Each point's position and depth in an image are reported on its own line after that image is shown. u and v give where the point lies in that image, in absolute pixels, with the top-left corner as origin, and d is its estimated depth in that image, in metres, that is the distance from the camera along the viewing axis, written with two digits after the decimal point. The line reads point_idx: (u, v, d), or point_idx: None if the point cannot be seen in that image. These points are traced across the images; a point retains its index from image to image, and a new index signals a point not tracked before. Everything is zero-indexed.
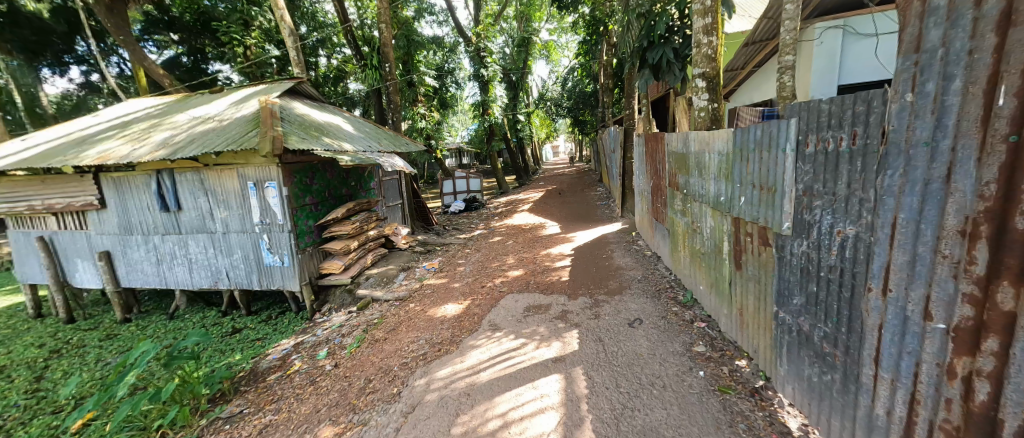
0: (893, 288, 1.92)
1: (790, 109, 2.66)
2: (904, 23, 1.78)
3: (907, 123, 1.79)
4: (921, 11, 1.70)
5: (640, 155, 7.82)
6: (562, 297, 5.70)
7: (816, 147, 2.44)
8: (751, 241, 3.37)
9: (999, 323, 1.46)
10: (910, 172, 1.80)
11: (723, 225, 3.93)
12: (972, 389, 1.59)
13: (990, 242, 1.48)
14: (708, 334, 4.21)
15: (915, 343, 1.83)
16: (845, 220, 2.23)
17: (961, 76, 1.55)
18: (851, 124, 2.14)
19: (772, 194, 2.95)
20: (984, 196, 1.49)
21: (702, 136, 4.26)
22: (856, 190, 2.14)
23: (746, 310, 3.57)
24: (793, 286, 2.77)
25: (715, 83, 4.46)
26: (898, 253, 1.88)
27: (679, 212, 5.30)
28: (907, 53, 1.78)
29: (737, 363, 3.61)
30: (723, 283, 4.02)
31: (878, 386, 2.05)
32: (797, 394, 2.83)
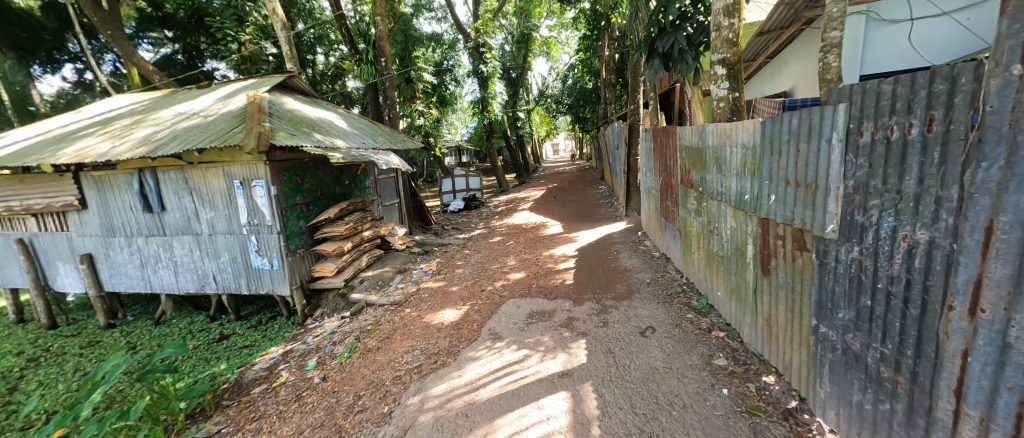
0: (986, 308, 1.56)
1: (838, 92, 2.30)
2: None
3: (1013, 103, 1.43)
4: None
5: (647, 150, 7.44)
6: (566, 302, 5.33)
7: (874, 136, 2.07)
8: (782, 245, 3.02)
9: None
10: (1016, 164, 1.44)
11: (747, 227, 3.57)
12: None
13: None
14: (728, 345, 3.85)
15: (1019, 377, 1.47)
16: (913, 224, 1.87)
17: None
18: (926, 108, 1.78)
19: (812, 191, 2.60)
20: None
21: (722, 129, 3.90)
22: (933, 187, 1.77)
23: (775, 320, 3.22)
24: (838, 298, 2.41)
25: (737, 70, 4.10)
26: (994, 265, 1.52)
27: (693, 211, 4.95)
28: (1015, 14, 1.42)
29: (765, 380, 3.25)
30: (746, 290, 3.67)
31: (960, 425, 1.70)
32: (841, 421, 2.49)
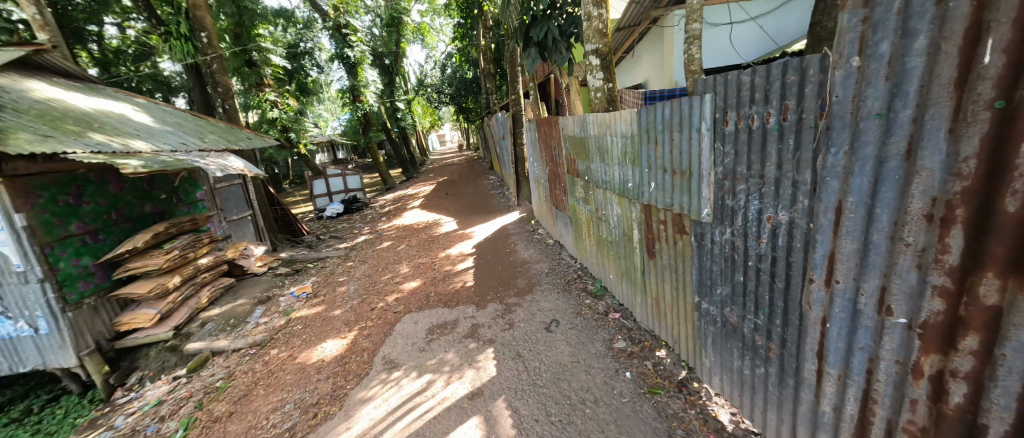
0: (840, 280, 1.66)
1: (704, 83, 2.38)
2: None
3: (855, 92, 1.47)
4: None
5: (531, 141, 7.48)
6: (469, 308, 4.97)
7: (738, 125, 2.19)
8: (665, 229, 3.19)
9: (979, 320, 1.21)
10: (859, 149, 1.50)
11: (632, 213, 3.72)
12: (943, 390, 1.35)
13: (968, 227, 1.20)
14: (624, 325, 4.03)
15: (869, 339, 1.58)
16: (775, 206, 2.02)
17: (927, 32, 1.24)
18: (781, 97, 1.88)
19: (687, 178, 2.74)
20: (964, 173, 1.19)
21: (602, 119, 3.97)
22: (789, 171, 1.91)
23: (663, 299, 3.42)
24: (716, 276, 2.60)
25: (608, 60, 4.20)
26: (845, 242, 1.61)
27: (581, 199, 5.08)
28: (853, 7, 1.43)
29: (659, 355, 3.46)
30: (635, 271, 3.86)
31: (823, 383, 1.85)
32: (724, 385, 2.70)
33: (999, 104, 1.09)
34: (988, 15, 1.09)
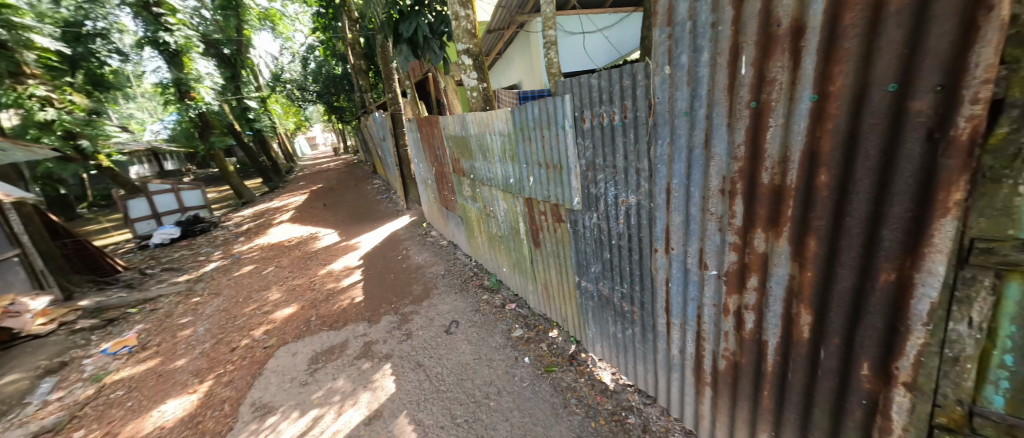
0: (674, 246, 1.96)
1: (564, 84, 2.61)
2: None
3: (668, 95, 1.71)
4: None
5: (414, 141, 7.22)
6: (359, 326, 4.58)
7: (593, 122, 2.45)
8: (546, 219, 3.43)
9: (757, 262, 1.55)
10: (675, 140, 1.77)
11: (516, 207, 3.91)
12: (741, 320, 1.70)
13: (744, 195, 1.52)
14: (521, 314, 4.24)
15: (696, 290, 1.90)
16: (626, 190, 2.34)
17: (708, 48, 1.49)
18: (620, 98, 2.15)
19: (559, 171, 2.99)
20: (738, 156, 1.49)
21: (480, 118, 4.04)
22: (632, 160, 2.22)
23: (550, 284, 3.70)
24: (589, 256, 2.91)
25: (480, 61, 4.30)
26: (674, 215, 1.91)
27: (469, 197, 5.11)
28: (660, 25, 1.63)
29: (551, 335, 3.74)
30: (525, 262, 4.09)
31: (671, 333, 2.16)
32: (605, 350, 3.05)
33: (753, 104, 1.38)
34: (742, 38, 1.35)
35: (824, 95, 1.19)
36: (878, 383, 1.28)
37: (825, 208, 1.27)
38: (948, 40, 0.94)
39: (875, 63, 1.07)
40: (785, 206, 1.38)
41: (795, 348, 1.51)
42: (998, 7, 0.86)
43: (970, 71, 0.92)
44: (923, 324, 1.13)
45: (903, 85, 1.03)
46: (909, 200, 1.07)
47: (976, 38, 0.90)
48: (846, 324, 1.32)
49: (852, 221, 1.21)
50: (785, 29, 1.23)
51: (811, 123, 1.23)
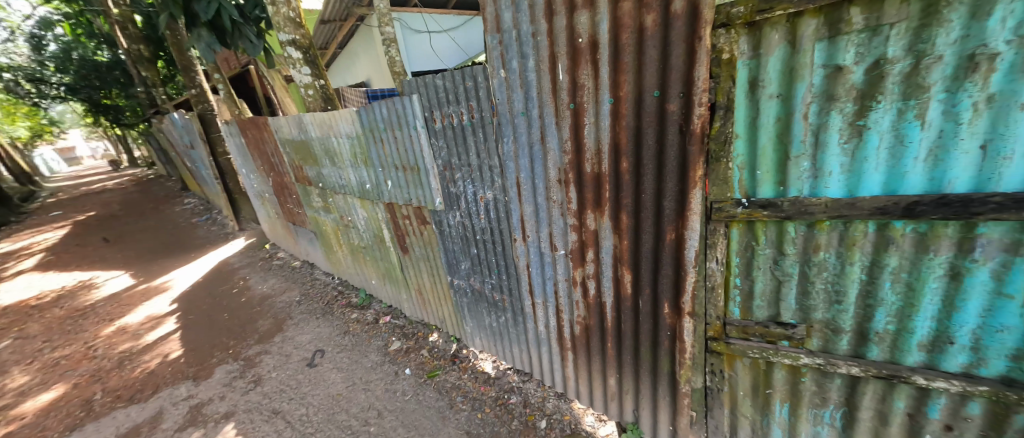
0: (530, 234, 2.10)
1: (408, 83, 2.32)
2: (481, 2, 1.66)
3: (506, 96, 1.82)
4: None
5: (237, 149, 5.96)
6: (182, 387, 3.59)
7: (444, 123, 2.27)
8: (410, 223, 3.17)
9: (591, 238, 1.83)
10: (518, 139, 1.88)
11: (378, 214, 3.57)
12: (586, 289, 1.98)
13: (575, 183, 1.75)
14: (397, 325, 3.96)
15: (551, 270, 2.10)
16: (483, 187, 2.24)
17: (532, 56, 1.64)
18: (466, 99, 2.06)
19: (416, 174, 2.68)
20: (566, 150, 1.71)
21: (321, 119, 3.48)
22: (485, 159, 2.13)
23: (424, 288, 3.50)
24: (458, 254, 2.73)
25: (312, 55, 3.85)
26: (526, 206, 2.03)
27: (322, 209, 4.51)
28: (490, 32, 1.72)
29: (432, 340, 3.60)
30: (395, 271, 3.81)
31: (537, 312, 2.34)
32: (485, 342, 3.02)
33: (572, 106, 1.61)
34: (556, 49, 1.55)
35: (617, 98, 1.47)
36: (675, 316, 1.69)
37: (629, 188, 1.59)
38: (682, 60, 1.29)
39: (645, 74, 1.38)
40: (603, 190, 1.67)
41: (623, 303, 1.85)
42: (704, 37, 1.22)
43: (695, 82, 1.28)
44: (694, 266, 1.54)
45: (662, 92, 1.37)
46: (676, 177, 1.45)
47: (695, 59, 1.26)
48: (652, 277, 1.69)
49: (647, 197, 1.55)
50: (586, 43, 1.47)
51: (612, 121, 1.52)
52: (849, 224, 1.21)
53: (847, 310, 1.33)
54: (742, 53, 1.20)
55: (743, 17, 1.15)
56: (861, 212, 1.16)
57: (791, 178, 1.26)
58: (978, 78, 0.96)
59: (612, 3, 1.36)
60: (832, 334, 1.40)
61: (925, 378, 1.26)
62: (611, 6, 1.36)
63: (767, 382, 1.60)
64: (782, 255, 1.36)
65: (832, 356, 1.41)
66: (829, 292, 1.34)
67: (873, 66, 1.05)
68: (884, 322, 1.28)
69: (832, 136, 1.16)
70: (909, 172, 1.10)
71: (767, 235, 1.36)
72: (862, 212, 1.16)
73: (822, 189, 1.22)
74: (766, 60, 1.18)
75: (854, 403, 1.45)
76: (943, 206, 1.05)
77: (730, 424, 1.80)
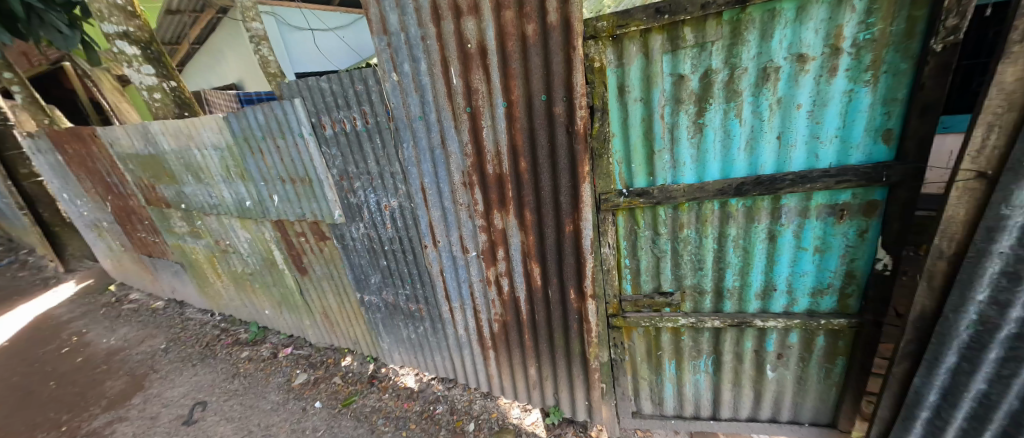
0: (440, 239, 2.06)
1: (287, 85, 2.07)
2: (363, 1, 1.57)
3: (401, 100, 1.75)
4: None
5: (47, 168, 4.54)
6: None
7: (335, 129, 2.09)
8: (306, 241, 2.74)
9: (499, 237, 1.88)
10: (418, 144, 1.83)
11: (265, 234, 2.95)
12: (501, 286, 2.03)
13: (479, 185, 1.79)
14: (300, 356, 3.41)
15: (464, 272, 2.10)
16: (386, 195, 2.13)
17: (424, 60, 1.61)
18: (358, 103, 1.94)
19: (308, 185, 2.39)
20: (467, 153, 1.73)
21: (174, 129, 2.84)
22: (385, 165, 2.03)
23: (330, 310, 3.05)
24: (365, 268, 2.54)
25: (158, 53, 3.12)
26: (433, 211, 1.99)
27: (186, 234, 3.53)
28: (377, 34, 1.64)
29: (345, 364, 3.19)
30: (292, 296, 3.22)
31: (455, 316, 2.31)
32: (404, 357, 2.84)
33: (468, 109, 1.63)
34: (447, 53, 1.55)
35: (510, 102, 1.55)
36: (580, 300, 1.84)
37: (529, 187, 1.68)
38: (562, 66, 1.41)
39: (531, 79, 1.48)
40: (506, 190, 1.74)
41: (535, 295, 1.95)
42: (577, 47, 1.35)
43: (574, 87, 1.42)
44: (590, 253, 1.70)
45: (548, 96, 1.48)
46: (568, 174, 1.58)
47: (573, 66, 1.39)
48: (557, 267, 1.82)
49: (546, 193, 1.66)
50: (475, 49, 1.51)
51: (507, 123, 1.59)
52: (702, 205, 1.47)
53: (707, 274, 1.63)
54: (610, 62, 1.37)
55: (607, 31, 1.31)
56: (709, 193, 1.42)
57: (658, 169, 1.49)
58: (771, 86, 1.25)
59: (495, 11, 1.42)
60: (699, 295, 1.69)
61: (761, 320, 1.61)
62: (495, 14, 1.42)
63: (658, 345, 1.88)
64: (658, 235, 1.60)
65: (701, 314, 1.71)
66: (694, 261, 1.62)
67: (704, 75, 1.30)
68: (732, 280, 1.61)
69: (683, 133, 1.40)
70: (737, 159, 1.38)
71: (645, 219, 1.59)
72: (709, 193, 1.42)
73: (680, 177, 1.47)
74: (628, 69, 1.36)
75: (719, 349, 1.79)
76: (760, 185, 1.35)
77: (633, 388, 2.07)
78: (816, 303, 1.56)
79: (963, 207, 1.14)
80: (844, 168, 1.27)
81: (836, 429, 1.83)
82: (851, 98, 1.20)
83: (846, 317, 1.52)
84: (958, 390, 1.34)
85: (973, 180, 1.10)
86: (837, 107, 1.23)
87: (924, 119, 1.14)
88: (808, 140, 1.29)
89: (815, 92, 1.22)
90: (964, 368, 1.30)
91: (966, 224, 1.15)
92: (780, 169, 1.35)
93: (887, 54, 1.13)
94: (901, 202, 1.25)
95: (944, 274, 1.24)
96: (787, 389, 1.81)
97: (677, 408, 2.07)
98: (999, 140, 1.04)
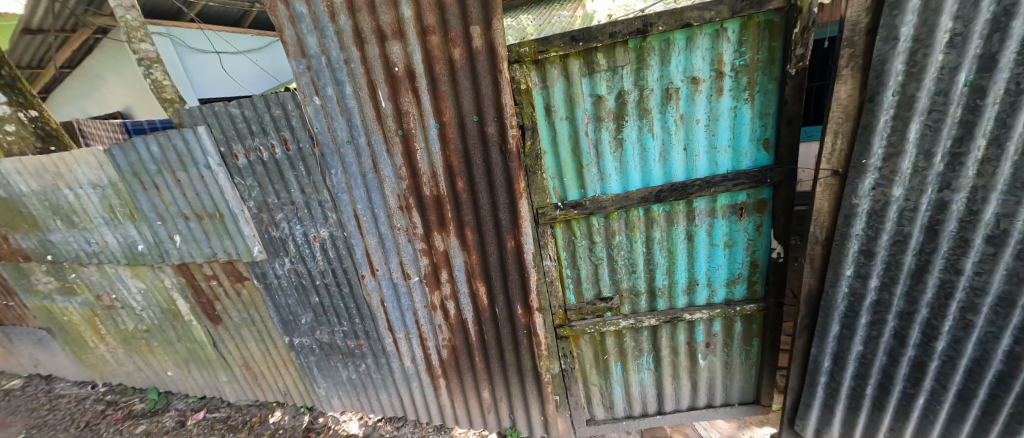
0: (378, 267, 1.96)
1: (188, 112, 1.86)
2: (276, 23, 1.49)
3: (326, 124, 1.67)
4: (288, 14, 1.47)
5: None
6: None
7: (250, 158, 1.91)
8: (219, 284, 2.42)
9: (442, 259, 1.84)
10: (348, 169, 1.75)
11: (165, 281, 2.54)
12: (447, 310, 1.98)
13: (418, 207, 1.74)
14: (216, 420, 2.93)
15: (407, 299, 2.00)
16: (314, 225, 1.98)
17: (348, 83, 1.56)
18: (276, 129, 1.80)
19: (217, 221, 2.13)
20: (401, 176, 1.69)
21: (37, 166, 2.37)
22: (311, 193, 1.90)
23: (253, 360, 2.69)
24: (293, 307, 2.31)
25: (9, 77, 2.61)
26: (369, 238, 1.89)
27: (54, 292, 2.91)
28: (294, 56, 1.55)
29: (274, 421, 2.80)
30: (203, 350, 2.79)
31: (400, 347, 2.18)
32: (345, 401, 2.59)
33: (400, 132, 1.61)
34: (373, 77, 1.52)
35: (442, 124, 1.56)
36: (527, 315, 1.86)
37: (468, 206, 1.69)
38: (490, 89, 1.46)
39: (461, 101, 1.50)
40: (445, 211, 1.72)
41: (483, 314, 1.93)
42: (502, 70, 1.41)
43: (503, 109, 1.47)
44: (533, 266, 1.74)
45: (479, 117, 1.51)
46: (505, 192, 1.62)
47: (500, 88, 1.44)
48: (502, 283, 1.82)
49: (485, 212, 1.68)
50: (402, 72, 1.50)
51: (440, 145, 1.59)
52: (628, 212, 1.60)
53: (640, 276, 1.76)
54: (534, 84, 1.46)
55: (529, 56, 1.39)
56: (634, 201, 1.55)
57: (587, 181, 1.59)
58: (674, 104, 1.42)
59: (420, 35, 1.43)
60: (635, 297, 1.81)
61: (689, 313, 1.77)
62: (420, 38, 1.44)
63: (603, 349, 1.96)
64: (594, 243, 1.70)
65: (638, 314, 1.82)
66: (628, 266, 1.74)
67: (619, 95, 1.44)
68: (662, 279, 1.75)
69: (606, 148, 1.52)
70: (654, 169, 1.54)
71: (580, 229, 1.68)
72: (634, 201, 1.56)
73: (608, 187, 1.59)
74: (552, 90, 1.46)
75: (657, 346, 1.92)
76: (675, 191, 1.51)
77: (584, 395, 2.12)
78: (731, 292, 1.76)
79: (826, 199, 1.39)
80: (738, 173, 1.47)
81: (760, 404, 2.04)
82: (737, 113, 1.41)
83: (755, 302, 1.73)
84: (844, 353, 1.58)
85: (831, 177, 1.35)
86: (727, 121, 1.43)
87: (791, 129, 1.37)
88: (708, 149, 1.48)
89: (709, 108, 1.41)
90: (846, 333, 1.54)
91: (831, 213, 1.39)
92: (689, 176, 1.53)
93: (758, 77, 1.35)
94: (783, 199, 1.49)
95: (821, 256, 1.49)
96: (717, 374, 1.98)
97: (626, 409, 2.15)
98: (844, 144, 1.29)
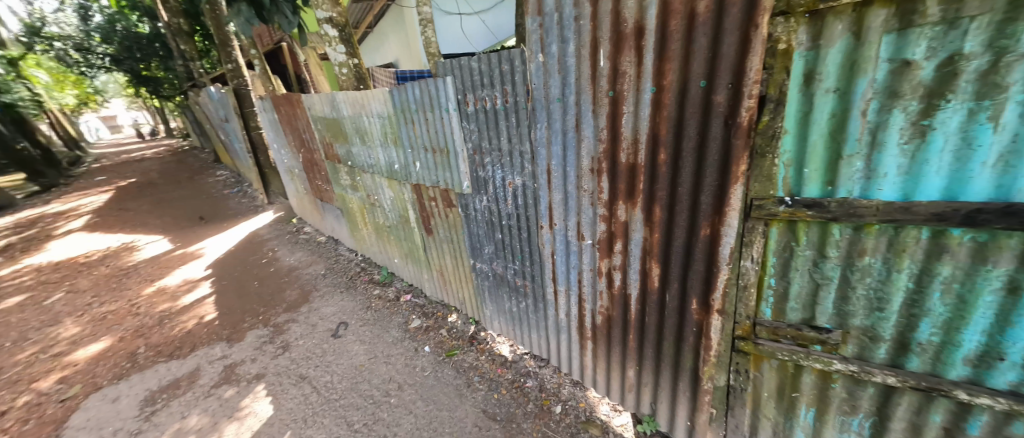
0: (558, 221, 2.08)
1: (443, 65, 2.31)
2: None
3: (544, 81, 1.79)
4: None
5: (268, 123, 5.65)
6: (217, 346, 3.64)
7: (477, 106, 2.26)
8: (437, 206, 3.08)
9: (621, 229, 1.80)
10: (552, 126, 1.86)
11: (405, 194, 3.41)
12: (612, 279, 1.97)
13: (609, 172, 1.73)
14: (417, 304, 3.89)
15: (577, 258, 2.09)
16: (512, 173, 2.24)
17: (573, 40, 1.61)
18: (501, 83, 2.05)
19: (445, 155, 2.66)
20: (601, 139, 1.69)
21: (352, 99, 3.45)
22: (516, 144, 2.13)
23: (447, 270, 3.40)
24: (482, 238, 2.74)
25: (348, 34, 3.79)
26: (555, 193, 2.01)
27: (348, 186, 4.32)
28: (533, 14, 1.69)
29: (451, 320, 3.53)
30: (417, 250, 3.68)
31: (559, 299, 2.33)
32: (503, 326, 3.01)
33: (611, 93, 1.58)
34: (600, 33, 1.52)
35: (660, 87, 1.44)
36: (703, 313, 1.67)
37: (664, 181, 1.57)
38: (734, 48, 1.25)
39: (692, 62, 1.35)
40: (637, 181, 1.65)
41: (649, 296, 1.84)
42: (760, 26, 1.18)
43: (746, 73, 1.25)
44: (727, 263, 1.51)
45: (709, 82, 1.33)
46: (716, 171, 1.41)
47: (749, 48, 1.22)
48: (681, 271, 1.67)
49: (682, 190, 1.53)
50: (631, 29, 1.44)
51: (652, 110, 1.49)
52: (901, 229, 1.12)
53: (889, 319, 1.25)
54: (799, 43, 1.15)
55: (806, 5, 1.09)
56: (917, 216, 1.07)
57: (842, 178, 1.20)
58: None
59: None
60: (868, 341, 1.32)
61: (970, 395, 1.16)
62: None
63: (795, 384, 1.55)
64: (824, 257, 1.30)
65: (867, 365, 1.32)
66: (871, 299, 1.26)
67: (947, 61, 0.98)
68: (932, 334, 1.19)
69: (892, 136, 1.09)
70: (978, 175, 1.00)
71: (808, 236, 1.30)
72: (917, 216, 1.07)
73: (876, 190, 1.14)
74: (825, 52, 1.12)
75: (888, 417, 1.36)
76: None
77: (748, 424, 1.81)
78: None
79: None
80: None
81: None
82: None
83: None
84: None
85: None
86: None
87: None
88: None
89: None
90: None
91: None
92: None
93: None
94: None
95: None
96: None
97: None
98: None
